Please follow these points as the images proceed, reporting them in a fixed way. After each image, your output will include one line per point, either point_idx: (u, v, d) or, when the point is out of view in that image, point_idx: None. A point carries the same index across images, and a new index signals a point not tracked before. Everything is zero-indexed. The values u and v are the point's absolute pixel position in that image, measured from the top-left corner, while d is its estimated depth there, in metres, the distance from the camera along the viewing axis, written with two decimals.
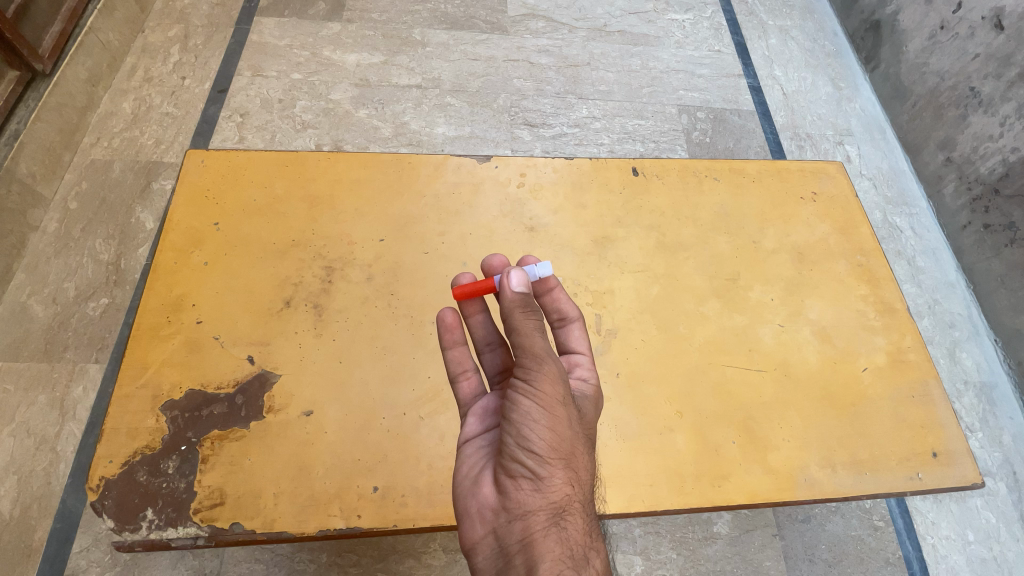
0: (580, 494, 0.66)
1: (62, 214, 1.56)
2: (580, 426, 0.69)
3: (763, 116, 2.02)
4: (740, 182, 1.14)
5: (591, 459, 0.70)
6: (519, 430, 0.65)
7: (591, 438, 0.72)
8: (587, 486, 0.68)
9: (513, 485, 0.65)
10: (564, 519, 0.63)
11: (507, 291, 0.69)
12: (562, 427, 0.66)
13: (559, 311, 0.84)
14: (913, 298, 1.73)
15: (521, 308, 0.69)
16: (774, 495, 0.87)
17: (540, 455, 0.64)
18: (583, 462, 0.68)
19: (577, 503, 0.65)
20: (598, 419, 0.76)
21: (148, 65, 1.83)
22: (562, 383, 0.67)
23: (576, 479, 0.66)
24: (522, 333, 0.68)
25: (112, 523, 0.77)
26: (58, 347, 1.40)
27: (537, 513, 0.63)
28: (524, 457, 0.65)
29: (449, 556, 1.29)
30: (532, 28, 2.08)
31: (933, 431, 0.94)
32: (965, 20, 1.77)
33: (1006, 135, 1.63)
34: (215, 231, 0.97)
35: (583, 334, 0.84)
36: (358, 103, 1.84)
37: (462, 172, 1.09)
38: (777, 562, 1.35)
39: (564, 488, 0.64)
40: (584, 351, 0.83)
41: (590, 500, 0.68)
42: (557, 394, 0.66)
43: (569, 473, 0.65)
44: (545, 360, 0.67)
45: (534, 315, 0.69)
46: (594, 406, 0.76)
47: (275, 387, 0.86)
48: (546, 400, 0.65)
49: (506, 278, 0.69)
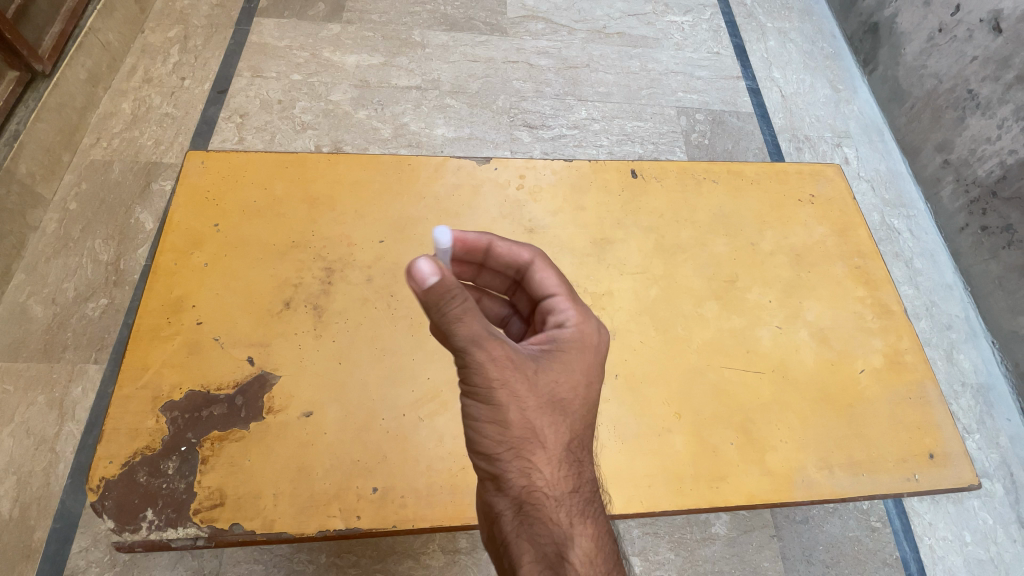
0: (547, 482, 0.67)
1: (62, 214, 1.56)
2: (530, 400, 0.67)
3: (761, 117, 2.02)
4: (739, 185, 1.15)
5: (559, 427, 0.69)
6: (469, 433, 0.68)
7: (558, 399, 0.69)
8: (554, 464, 0.68)
9: (484, 487, 0.70)
10: (528, 510, 0.66)
11: (413, 289, 0.59)
12: (503, 419, 0.66)
13: (513, 257, 0.81)
14: (910, 299, 1.74)
15: (430, 303, 0.60)
16: (771, 496, 0.87)
17: (491, 454, 0.67)
18: (542, 441, 0.68)
19: (542, 488, 0.67)
20: (570, 372, 0.72)
21: (148, 66, 1.84)
22: (495, 367, 0.65)
23: (535, 465, 0.67)
24: (439, 331, 0.63)
25: (112, 524, 0.77)
26: (58, 347, 1.41)
27: (504, 513, 0.67)
28: (480, 459, 0.69)
29: (448, 557, 1.30)
30: (531, 30, 2.09)
31: (930, 432, 0.95)
32: (963, 23, 1.78)
33: (1004, 137, 1.64)
34: (215, 232, 0.97)
35: (548, 271, 0.80)
36: (358, 104, 1.84)
37: (462, 173, 1.09)
38: (775, 563, 1.36)
39: (521, 480, 0.67)
40: (558, 290, 0.79)
41: (562, 476, 0.68)
42: (490, 381, 0.65)
43: (524, 462, 0.67)
44: (470, 348, 0.63)
45: (450, 301, 0.61)
46: (564, 357, 0.73)
47: (275, 388, 0.87)
48: (483, 395, 0.66)
49: (409, 281, 0.59)
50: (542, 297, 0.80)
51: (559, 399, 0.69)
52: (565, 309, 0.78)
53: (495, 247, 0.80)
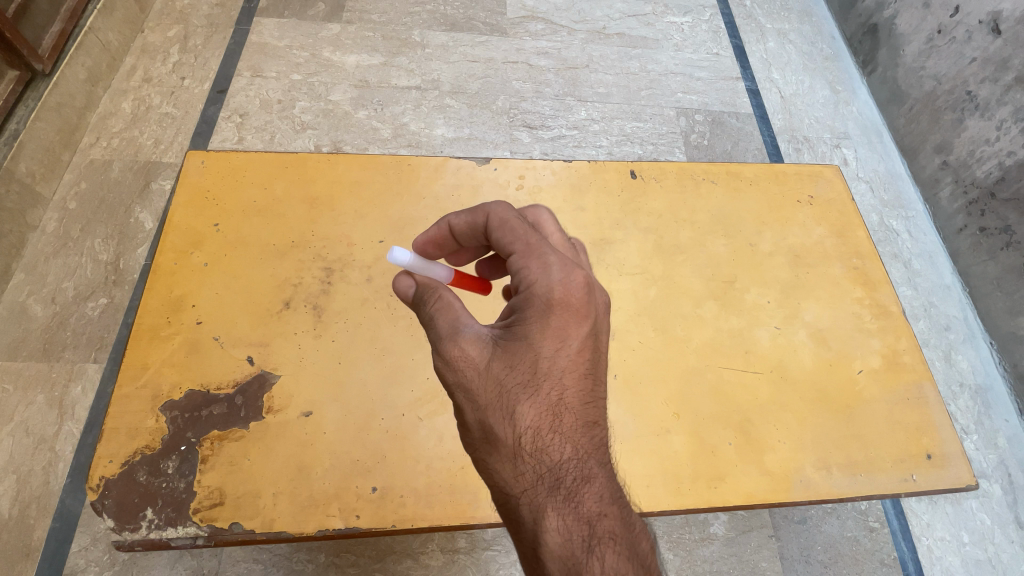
0: (513, 478, 0.64)
1: (61, 214, 1.56)
2: (482, 395, 0.65)
3: (760, 118, 2.03)
4: (738, 186, 1.15)
5: (515, 418, 0.64)
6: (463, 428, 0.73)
7: (511, 387, 0.65)
8: (516, 459, 0.64)
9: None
10: (503, 508, 0.65)
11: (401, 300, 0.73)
12: (466, 418, 0.68)
13: (471, 226, 0.73)
14: (909, 300, 1.74)
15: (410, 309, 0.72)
16: (769, 496, 0.88)
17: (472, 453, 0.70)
18: (500, 436, 0.65)
19: (509, 485, 0.64)
20: (524, 351, 0.65)
21: (148, 66, 1.84)
22: (448, 368, 0.67)
23: (498, 464, 0.65)
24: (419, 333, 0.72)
25: (112, 523, 0.77)
26: (57, 347, 1.41)
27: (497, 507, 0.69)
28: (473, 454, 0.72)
29: (447, 556, 1.30)
30: (531, 30, 2.09)
31: (928, 432, 0.95)
32: (962, 24, 1.78)
33: (1002, 139, 1.64)
34: (215, 232, 0.98)
35: (501, 230, 0.70)
36: (358, 104, 1.85)
37: (462, 174, 1.09)
38: (773, 563, 1.36)
39: (493, 478, 0.66)
40: (514, 248, 0.69)
41: (528, 470, 0.64)
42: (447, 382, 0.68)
43: (490, 462, 0.66)
44: (431, 350, 0.69)
45: (420, 306, 0.70)
46: (521, 331, 0.66)
47: (275, 388, 0.87)
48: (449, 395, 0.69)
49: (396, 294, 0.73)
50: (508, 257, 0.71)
51: (514, 386, 0.65)
52: (521, 269, 0.68)
53: (453, 227, 0.75)
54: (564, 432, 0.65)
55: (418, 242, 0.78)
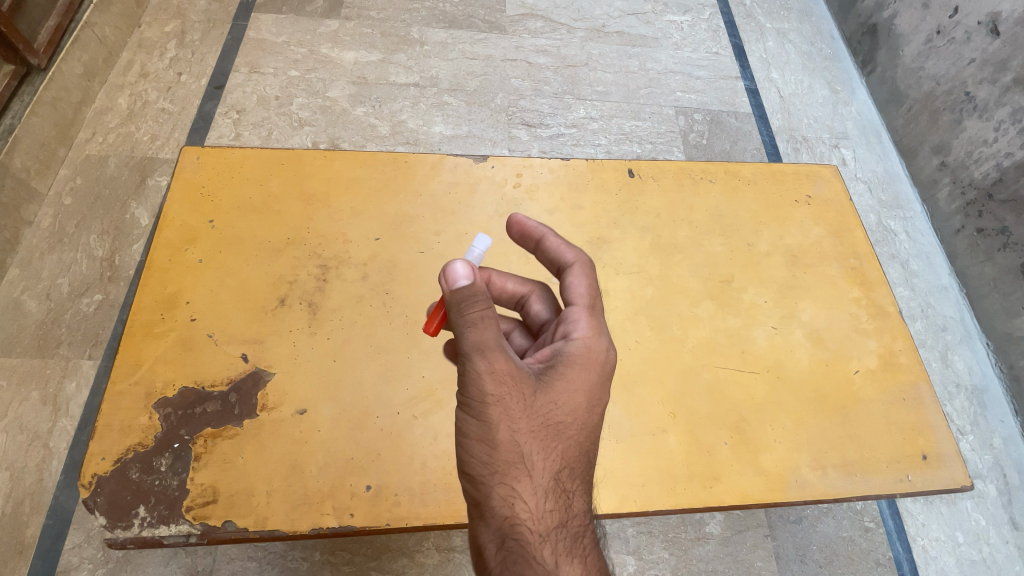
0: (531, 515, 0.64)
1: (57, 209, 1.56)
2: (523, 422, 0.66)
3: (759, 118, 2.02)
4: (735, 185, 1.15)
5: (549, 456, 0.66)
6: (457, 448, 0.68)
7: (553, 424, 0.67)
8: (542, 497, 0.65)
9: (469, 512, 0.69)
10: (511, 544, 0.63)
11: (444, 288, 0.67)
12: (493, 438, 0.65)
13: (555, 258, 0.81)
14: (906, 301, 1.74)
15: (455, 301, 0.66)
16: (765, 497, 0.87)
17: (475, 477, 0.66)
18: (531, 468, 0.65)
19: (527, 521, 0.64)
20: (569, 393, 0.69)
21: (145, 61, 1.83)
22: (492, 381, 0.65)
23: (520, 497, 0.64)
24: (452, 330, 0.67)
25: (103, 521, 0.76)
26: (52, 343, 1.40)
27: (483, 546, 0.65)
28: (465, 480, 0.67)
29: (442, 555, 1.30)
30: (530, 28, 2.09)
31: (923, 433, 0.95)
32: (962, 25, 1.78)
33: (1001, 140, 1.64)
34: (210, 228, 0.97)
35: (582, 279, 0.79)
36: (356, 100, 1.84)
37: (459, 171, 1.09)
38: (768, 563, 1.36)
39: (503, 511, 0.64)
40: (578, 300, 0.77)
41: (552, 510, 0.65)
42: (482, 394, 0.65)
43: (508, 491, 0.64)
44: (473, 354, 0.65)
45: (473, 304, 0.66)
46: (567, 371, 0.70)
47: (269, 385, 0.86)
48: (472, 410, 0.66)
49: (447, 270, 0.67)
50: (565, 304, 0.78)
51: (554, 425, 0.67)
52: (577, 321, 0.75)
53: (544, 244, 0.82)
54: (582, 482, 0.69)
55: (520, 216, 0.82)
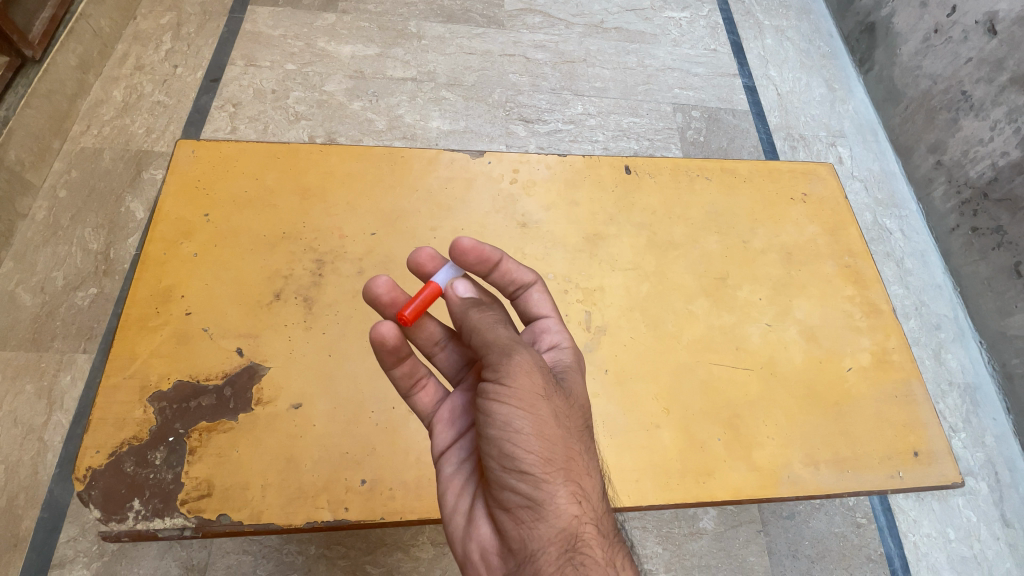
0: (591, 513, 0.64)
1: (51, 202, 1.55)
2: (572, 419, 0.67)
3: (756, 116, 2.03)
4: (731, 182, 1.15)
5: (592, 453, 0.68)
6: (506, 448, 0.63)
7: (587, 423, 0.70)
8: (597, 492, 0.66)
9: (514, 520, 0.64)
10: (580, 544, 0.61)
11: (456, 300, 0.72)
12: (550, 434, 0.64)
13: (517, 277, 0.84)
14: (900, 299, 1.75)
15: (475, 307, 0.71)
16: (758, 492, 0.88)
17: (537, 477, 0.62)
18: (585, 465, 0.66)
19: (591, 521, 0.63)
20: (587, 393, 0.73)
21: (140, 53, 1.81)
22: (542, 377, 0.66)
23: (583, 494, 0.64)
24: (483, 332, 0.68)
25: (98, 513, 0.76)
26: (47, 336, 1.40)
27: (549, 549, 0.61)
28: (519, 484, 0.63)
29: (437, 549, 1.30)
30: (528, 23, 2.08)
31: (915, 430, 0.96)
32: (959, 24, 1.78)
33: (996, 139, 1.65)
34: (205, 222, 0.97)
35: (544, 296, 0.84)
36: (353, 95, 1.83)
37: (455, 166, 1.09)
38: (761, 558, 1.37)
39: (571, 510, 0.62)
40: (550, 313, 0.83)
41: (603, 506, 0.66)
42: (536, 390, 0.64)
43: (574, 488, 0.63)
44: (517, 350, 0.65)
45: (492, 310, 0.72)
46: (577, 373, 0.75)
47: (264, 379, 0.86)
48: (526, 406, 0.63)
49: (454, 287, 0.73)
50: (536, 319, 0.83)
51: (588, 423, 0.70)
52: (558, 331, 0.80)
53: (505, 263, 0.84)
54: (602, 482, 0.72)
55: (470, 242, 0.81)
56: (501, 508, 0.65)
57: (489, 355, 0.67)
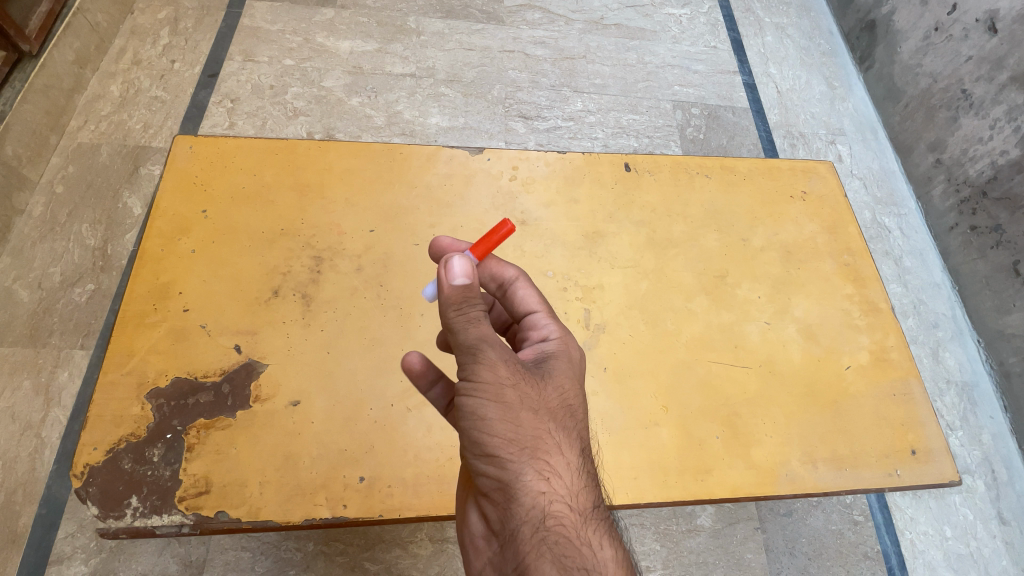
0: (563, 491, 0.62)
1: (48, 197, 1.54)
2: (542, 401, 0.66)
3: (757, 113, 2.02)
4: (731, 180, 1.15)
5: (569, 434, 0.66)
6: (474, 436, 0.64)
7: (565, 406, 0.68)
8: (571, 469, 0.64)
9: (493, 503, 0.64)
10: (552, 523, 0.61)
11: (446, 286, 0.66)
12: (517, 418, 0.63)
13: (495, 276, 0.82)
14: (899, 297, 1.75)
15: (457, 302, 0.67)
16: (755, 490, 0.88)
17: (502, 458, 0.62)
18: (556, 443, 0.64)
19: (564, 499, 0.62)
20: (570, 378, 0.71)
21: (137, 48, 1.80)
22: (508, 366, 0.65)
23: (553, 472, 0.63)
24: (455, 330, 0.67)
25: (95, 510, 0.76)
26: (44, 332, 1.39)
27: (522, 529, 0.61)
28: (488, 466, 0.63)
29: (435, 545, 1.31)
30: (528, 19, 2.07)
31: (912, 429, 0.96)
32: (960, 22, 1.77)
33: (995, 138, 1.65)
34: (203, 218, 0.96)
35: (529, 288, 0.81)
36: (351, 90, 1.82)
37: (454, 163, 1.08)
38: (758, 555, 1.38)
39: (538, 488, 0.62)
40: (536, 305, 0.80)
41: (579, 483, 0.64)
42: (501, 379, 0.64)
43: (540, 466, 0.62)
44: (480, 345, 0.65)
45: (471, 304, 0.67)
46: (560, 361, 0.72)
47: (262, 377, 0.86)
48: (489, 394, 0.63)
49: (448, 267, 0.67)
50: (525, 315, 0.81)
51: (566, 405, 0.68)
52: (547, 325, 0.77)
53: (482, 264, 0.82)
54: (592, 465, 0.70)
55: (448, 239, 0.85)
56: (481, 493, 0.66)
57: (459, 354, 0.66)
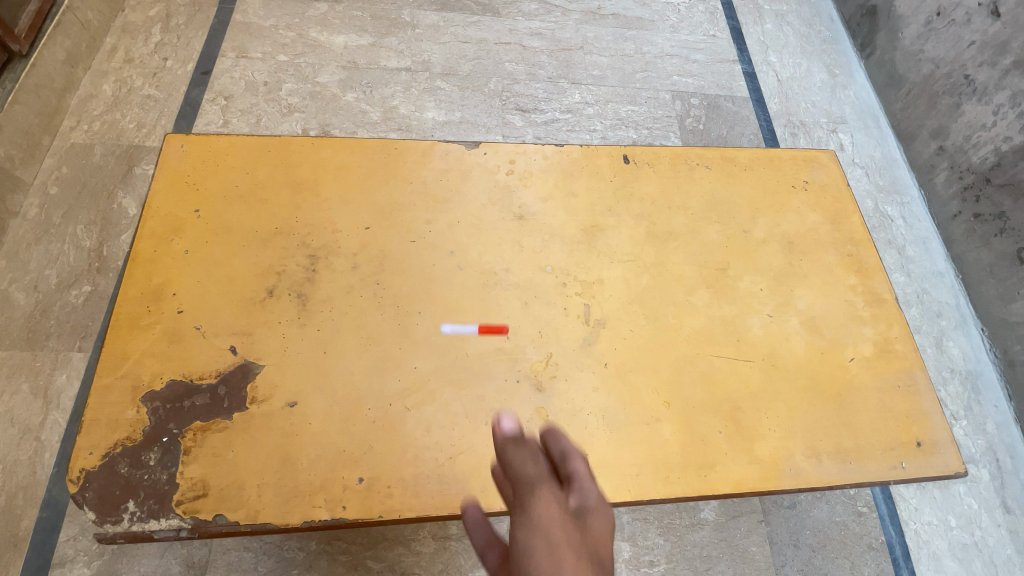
0: None
1: (42, 199, 1.53)
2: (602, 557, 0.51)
3: (757, 103, 2.00)
4: (731, 171, 1.13)
5: None
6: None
7: None
8: None
9: None
10: None
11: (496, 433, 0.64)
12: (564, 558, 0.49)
13: None
14: (902, 287, 1.74)
15: (511, 444, 0.62)
16: (760, 485, 0.87)
17: None
18: None
19: None
20: None
21: (129, 46, 1.78)
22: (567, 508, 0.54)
23: None
24: (511, 465, 0.60)
25: (93, 515, 0.76)
26: (41, 335, 1.38)
27: None
28: None
29: (438, 543, 1.30)
30: (524, 11, 2.05)
31: (918, 420, 0.95)
32: (962, 6, 1.74)
33: (999, 124, 1.63)
34: (196, 218, 0.95)
35: None
36: (346, 86, 1.80)
37: (450, 158, 1.07)
38: (762, 548, 1.37)
39: None
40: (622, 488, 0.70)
41: None
42: (556, 516, 0.53)
43: None
44: (538, 486, 0.57)
45: (530, 449, 0.62)
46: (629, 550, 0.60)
47: (258, 378, 0.85)
48: (538, 526, 0.52)
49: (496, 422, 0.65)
50: None
51: None
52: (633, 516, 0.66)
53: None
54: None
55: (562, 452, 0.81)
56: None
57: (513, 490, 0.58)
